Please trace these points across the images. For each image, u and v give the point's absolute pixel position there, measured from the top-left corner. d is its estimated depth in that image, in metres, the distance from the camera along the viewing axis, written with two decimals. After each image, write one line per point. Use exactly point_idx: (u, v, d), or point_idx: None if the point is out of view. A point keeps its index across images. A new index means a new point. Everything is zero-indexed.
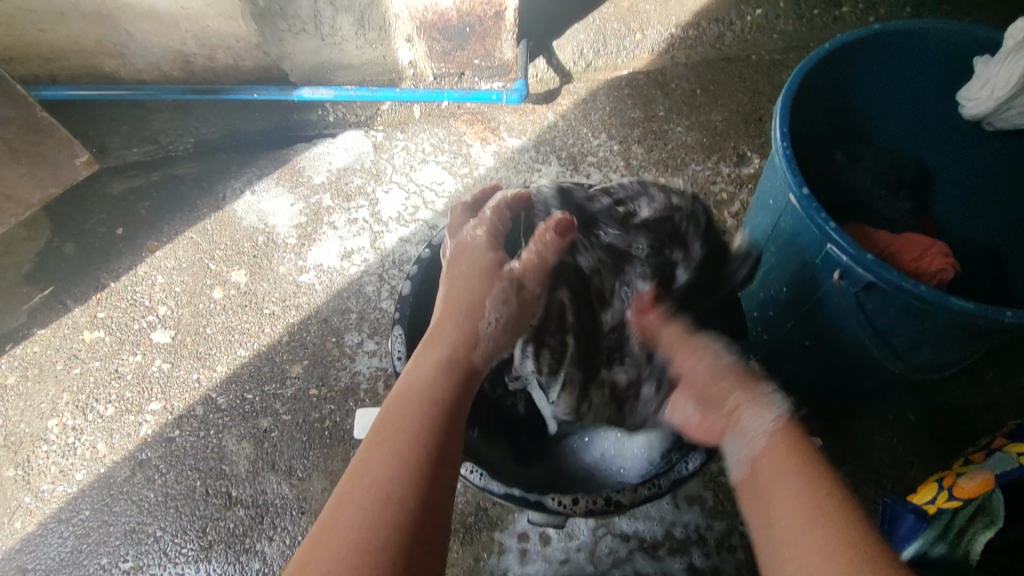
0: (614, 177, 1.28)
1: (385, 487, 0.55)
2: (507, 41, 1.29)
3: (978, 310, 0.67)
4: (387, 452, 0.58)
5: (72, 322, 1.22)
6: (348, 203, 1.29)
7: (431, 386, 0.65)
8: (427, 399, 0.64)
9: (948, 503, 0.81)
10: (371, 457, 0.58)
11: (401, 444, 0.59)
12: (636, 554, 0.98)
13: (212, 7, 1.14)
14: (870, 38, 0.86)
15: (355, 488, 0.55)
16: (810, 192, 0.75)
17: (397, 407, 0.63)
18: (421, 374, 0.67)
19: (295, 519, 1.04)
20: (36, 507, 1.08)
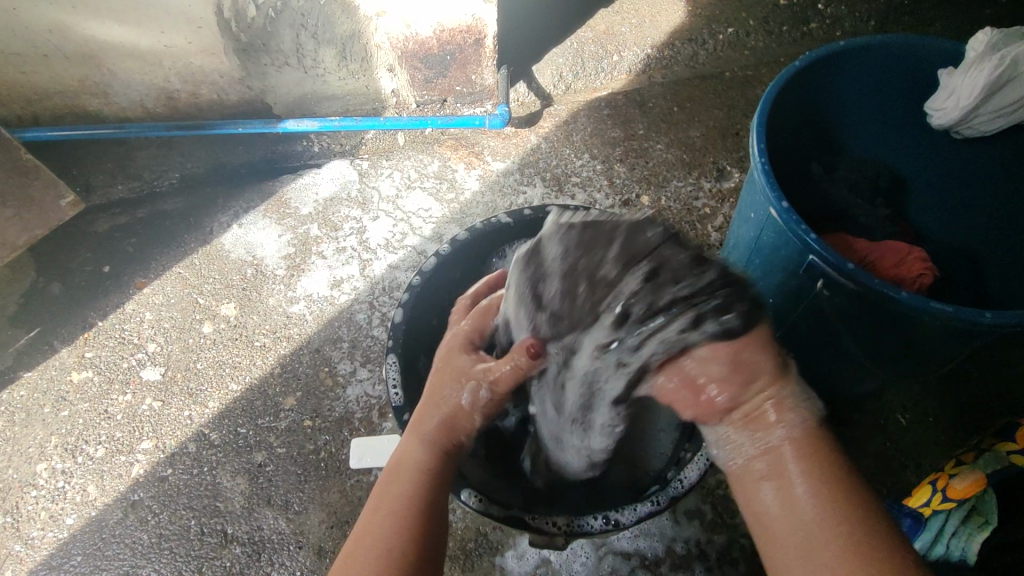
0: (599, 197, 1.30)
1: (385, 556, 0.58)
2: (487, 67, 1.32)
3: (956, 312, 0.68)
4: (386, 517, 0.61)
5: (60, 363, 1.20)
6: (336, 232, 1.30)
7: (424, 454, 0.67)
8: (423, 467, 0.66)
9: (942, 505, 0.82)
10: (360, 545, 0.60)
11: (395, 506, 0.62)
12: (638, 573, 0.97)
13: (194, 43, 1.16)
14: (839, 53, 0.89)
15: (359, 543, 0.60)
16: (789, 205, 0.76)
17: (391, 479, 0.65)
18: (413, 445, 0.68)
19: (293, 554, 1.03)
20: (26, 555, 1.05)
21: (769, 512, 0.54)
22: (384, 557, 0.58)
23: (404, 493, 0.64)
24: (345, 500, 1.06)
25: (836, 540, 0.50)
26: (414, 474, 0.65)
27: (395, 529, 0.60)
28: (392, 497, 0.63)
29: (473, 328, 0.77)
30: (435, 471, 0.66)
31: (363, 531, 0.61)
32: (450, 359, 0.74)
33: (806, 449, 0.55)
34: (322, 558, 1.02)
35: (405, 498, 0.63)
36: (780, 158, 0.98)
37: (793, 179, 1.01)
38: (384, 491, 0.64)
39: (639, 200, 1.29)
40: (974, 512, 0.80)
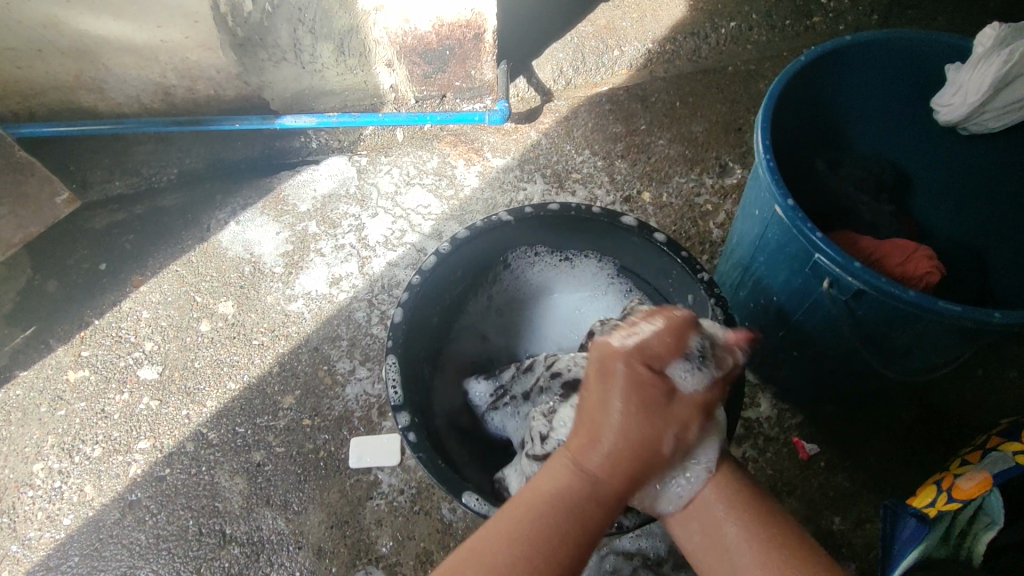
0: (600, 193, 1.29)
1: None
2: (487, 62, 1.30)
3: (965, 312, 0.67)
4: (513, 558, 0.53)
5: (56, 362, 1.19)
6: (334, 229, 1.29)
7: (566, 495, 0.55)
8: (560, 509, 0.55)
9: (948, 506, 0.81)
10: (466, 575, 0.52)
11: (523, 548, 0.53)
12: (640, 573, 0.96)
13: (190, 38, 1.14)
14: (845, 48, 0.87)
15: (474, 560, 0.53)
16: (795, 203, 0.75)
17: (521, 500, 0.56)
18: (561, 475, 0.56)
19: (292, 554, 1.02)
20: (23, 556, 1.05)
21: (715, 547, 0.59)
22: None
23: (544, 535, 0.54)
24: (344, 500, 1.05)
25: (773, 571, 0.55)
26: (555, 506, 0.55)
27: (501, 566, 0.52)
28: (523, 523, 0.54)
29: (631, 366, 0.57)
30: (589, 530, 0.55)
31: (475, 554, 0.53)
32: (608, 391, 0.57)
33: (735, 488, 0.61)
34: (322, 558, 1.01)
35: (538, 551, 0.53)
36: (784, 154, 0.96)
37: (797, 176, 0.99)
38: (511, 521, 0.55)
39: (640, 196, 1.28)
40: (980, 512, 0.79)
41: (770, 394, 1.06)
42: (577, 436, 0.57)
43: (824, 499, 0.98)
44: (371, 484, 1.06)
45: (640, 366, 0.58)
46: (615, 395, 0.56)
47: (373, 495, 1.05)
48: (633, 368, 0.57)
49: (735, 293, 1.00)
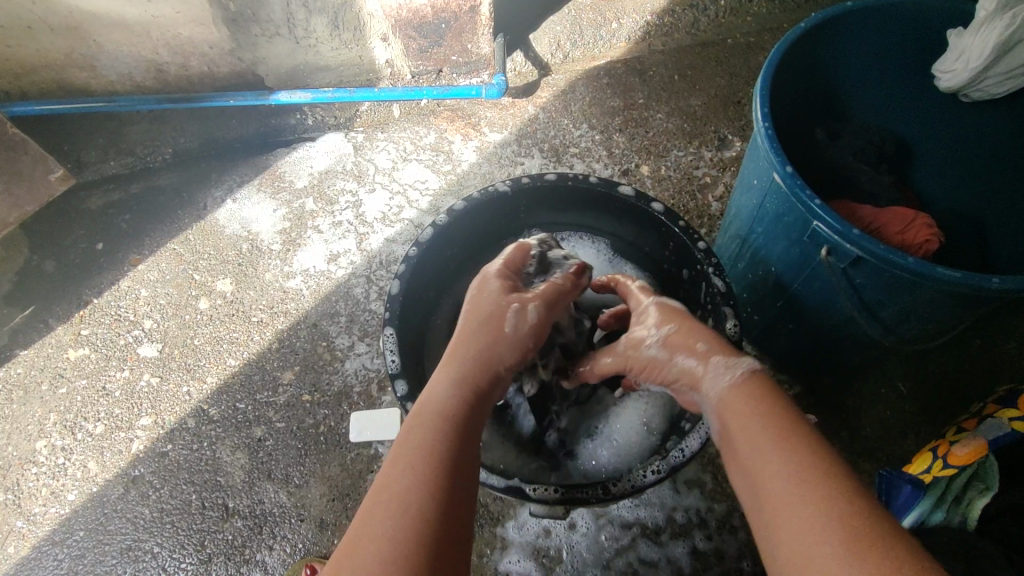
0: (597, 167, 1.28)
1: (400, 535, 0.48)
2: (483, 35, 1.29)
3: (964, 278, 0.67)
4: (411, 477, 0.53)
5: (57, 340, 1.19)
6: (331, 207, 1.28)
7: (448, 398, 0.60)
8: (444, 412, 0.59)
9: (943, 471, 0.81)
10: (376, 506, 0.51)
11: (420, 458, 0.54)
12: (640, 541, 0.98)
13: (183, 14, 1.12)
14: (844, 13, 0.86)
15: (378, 497, 0.52)
16: (793, 169, 0.75)
17: (410, 427, 0.57)
18: (442, 384, 0.62)
19: (295, 527, 1.03)
20: (29, 531, 1.06)
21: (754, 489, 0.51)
22: (400, 536, 0.48)
23: (424, 444, 0.55)
24: (346, 474, 1.06)
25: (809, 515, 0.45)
26: (433, 419, 0.58)
27: (407, 496, 0.51)
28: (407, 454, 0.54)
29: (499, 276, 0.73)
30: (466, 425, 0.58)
31: (382, 485, 0.53)
32: (487, 288, 0.71)
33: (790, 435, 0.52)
34: (323, 531, 1.02)
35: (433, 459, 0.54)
36: (783, 123, 0.95)
37: (797, 146, 0.99)
38: (407, 444, 0.56)
39: (639, 169, 1.27)
40: (975, 478, 0.79)
41: (767, 366, 1.07)
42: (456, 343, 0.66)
43: None
44: (371, 458, 1.07)
45: (493, 277, 0.73)
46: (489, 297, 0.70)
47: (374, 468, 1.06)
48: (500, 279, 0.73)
49: (734, 266, 1.00)
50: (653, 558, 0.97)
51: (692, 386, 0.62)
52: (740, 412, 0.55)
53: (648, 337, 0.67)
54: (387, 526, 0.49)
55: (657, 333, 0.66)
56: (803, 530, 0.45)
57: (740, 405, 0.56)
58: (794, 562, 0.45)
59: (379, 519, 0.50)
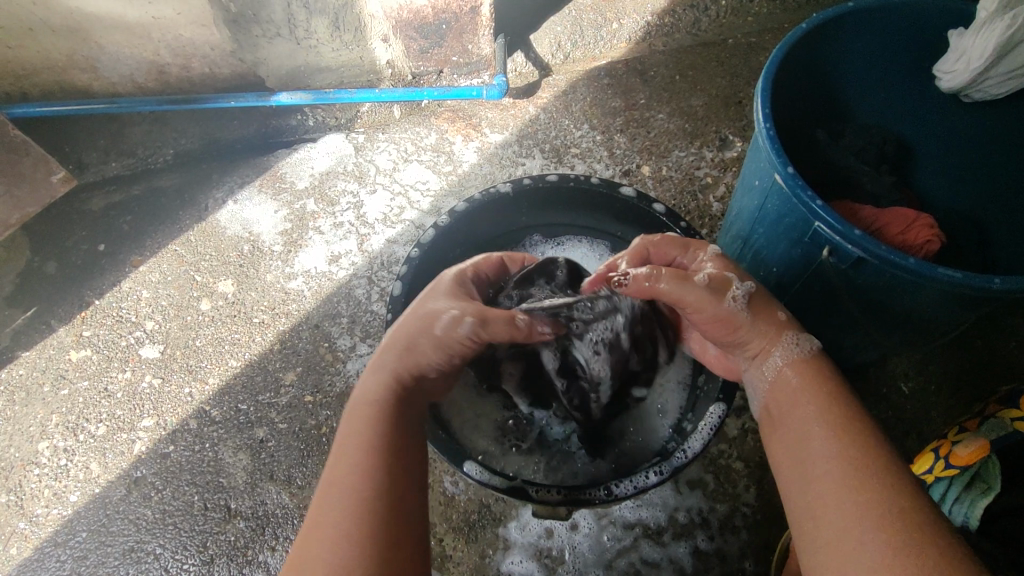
0: (598, 168, 1.28)
1: (352, 525, 0.53)
2: (484, 36, 1.29)
3: (966, 278, 0.67)
4: (354, 466, 0.57)
5: (58, 342, 1.20)
6: (333, 207, 1.28)
7: (384, 387, 0.64)
8: (379, 401, 0.62)
9: (945, 472, 0.83)
10: (328, 499, 0.55)
11: (363, 446, 0.58)
12: (642, 542, 0.98)
13: (184, 15, 1.12)
14: (846, 13, 0.86)
15: (330, 489, 0.56)
16: (794, 170, 0.75)
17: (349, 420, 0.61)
18: (377, 376, 0.64)
19: (297, 528, 1.03)
20: (31, 532, 1.06)
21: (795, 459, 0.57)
22: (350, 526, 0.53)
23: (367, 435, 0.59)
24: None
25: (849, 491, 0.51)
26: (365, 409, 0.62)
27: (355, 486, 0.55)
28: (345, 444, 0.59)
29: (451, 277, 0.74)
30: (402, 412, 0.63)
31: (332, 480, 0.57)
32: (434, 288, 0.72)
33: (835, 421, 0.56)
34: None
35: (374, 446, 0.58)
36: (784, 124, 0.95)
37: (798, 147, 0.99)
38: (351, 437, 0.59)
39: (640, 170, 1.27)
40: (976, 478, 0.80)
41: None
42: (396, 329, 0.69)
43: None
44: None
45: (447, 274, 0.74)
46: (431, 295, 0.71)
47: None
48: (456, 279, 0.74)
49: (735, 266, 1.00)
50: (655, 558, 0.97)
51: (754, 356, 0.66)
52: (787, 392, 0.61)
53: (737, 292, 0.65)
54: (336, 514, 0.54)
55: (744, 288, 0.65)
56: (848, 503, 0.50)
57: (787, 387, 0.62)
58: (823, 514, 0.51)
59: (333, 509, 0.54)
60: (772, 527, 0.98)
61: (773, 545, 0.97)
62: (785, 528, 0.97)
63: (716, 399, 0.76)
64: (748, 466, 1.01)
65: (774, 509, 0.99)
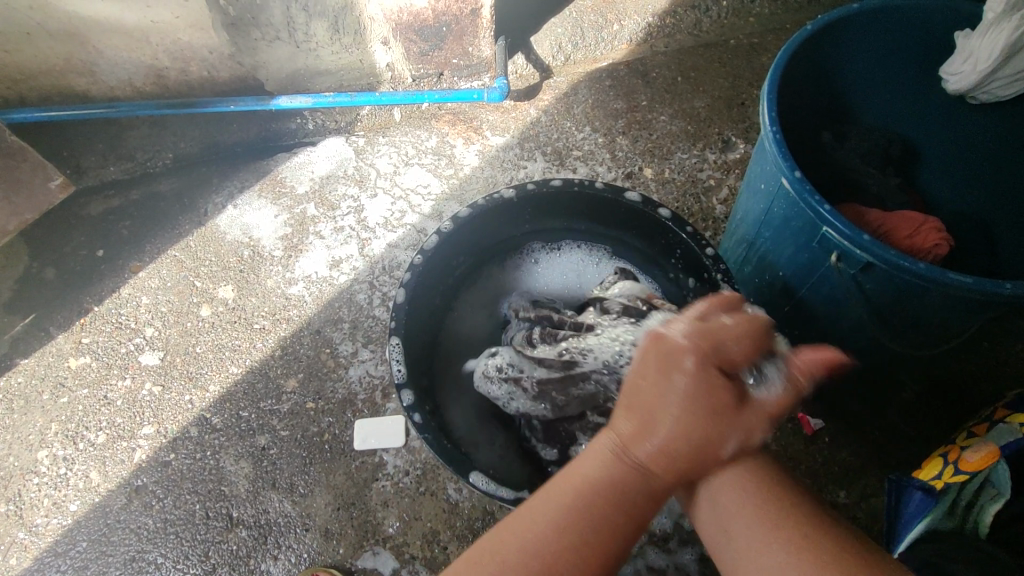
0: (600, 170, 1.27)
1: (514, 572, 0.51)
2: (484, 39, 1.28)
3: (976, 283, 0.66)
4: (556, 530, 0.52)
5: (57, 349, 1.19)
6: (333, 211, 1.27)
7: (604, 469, 0.55)
8: (595, 480, 0.54)
9: (955, 478, 0.82)
10: (512, 525, 0.54)
11: (559, 512, 0.53)
12: (647, 549, 0.97)
13: (182, 19, 1.11)
14: (851, 15, 0.85)
15: (517, 519, 0.54)
16: (802, 174, 0.74)
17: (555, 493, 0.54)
18: (606, 441, 0.56)
19: (299, 536, 1.02)
20: (31, 542, 1.05)
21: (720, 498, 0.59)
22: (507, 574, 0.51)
23: (568, 501, 0.54)
24: (350, 482, 1.05)
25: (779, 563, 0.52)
26: (602, 475, 0.54)
27: (531, 543, 0.52)
28: (555, 488, 0.55)
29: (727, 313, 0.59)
30: (619, 498, 0.54)
31: (518, 517, 0.54)
32: (693, 331, 0.56)
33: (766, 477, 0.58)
34: (328, 540, 1.02)
35: (571, 511, 0.53)
36: (788, 127, 0.94)
37: (804, 150, 0.98)
38: (547, 494, 0.55)
39: (642, 172, 1.26)
40: (987, 483, 0.79)
41: None
42: (639, 392, 0.56)
43: (828, 472, 0.99)
44: (375, 466, 1.05)
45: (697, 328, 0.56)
46: (668, 350, 0.55)
47: (378, 477, 1.05)
48: (700, 329, 0.56)
49: (740, 269, 0.99)
50: (661, 566, 0.96)
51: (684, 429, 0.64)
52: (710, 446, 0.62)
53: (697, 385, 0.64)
54: (513, 555, 0.52)
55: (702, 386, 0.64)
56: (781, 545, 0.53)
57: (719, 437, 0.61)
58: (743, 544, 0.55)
59: (505, 551, 0.52)
60: None
61: None
62: None
63: None
64: None
65: None
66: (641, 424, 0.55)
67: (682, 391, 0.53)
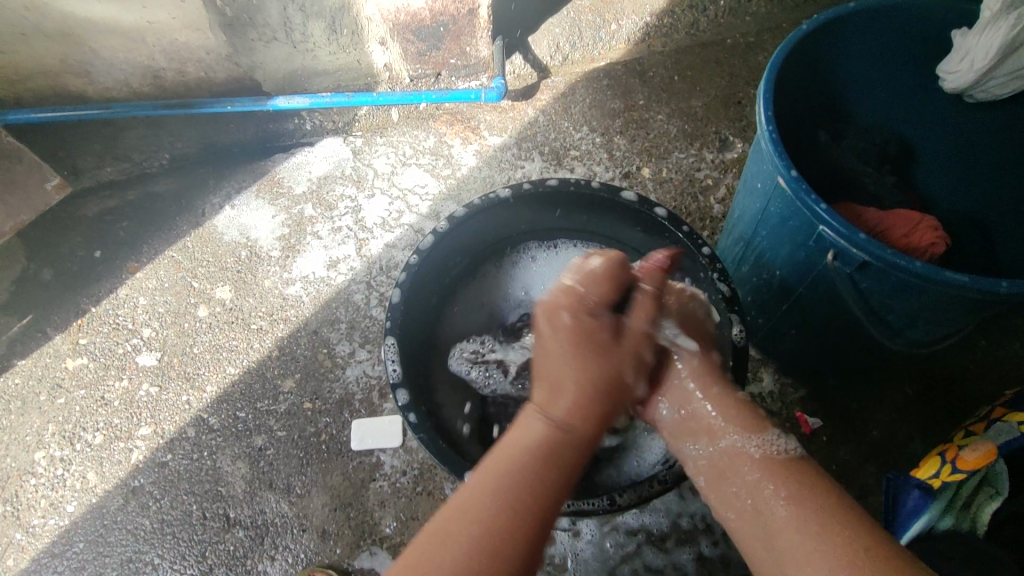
0: (598, 170, 1.27)
1: (469, 568, 0.50)
2: (481, 38, 1.28)
3: (973, 282, 0.66)
4: (500, 521, 0.53)
5: (54, 350, 1.18)
6: (331, 212, 1.27)
7: (537, 447, 0.59)
8: (534, 456, 0.58)
9: (952, 477, 0.81)
10: (458, 521, 0.53)
11: (501, 506, 0.54)
12: (644, 549, 0.97)
13: (178, 20, 1.11)
14: (848, 14, 0.85)
15: (460, 519, 0.53)
16: (798, 173, 0.74)
17: (497, 460, 0.58)
18: (534, 430, 0.61)
19: (296, 537, 1.02)
20: (28, 543, 1.05)
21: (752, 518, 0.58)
22: (465, 574, 0.50)
23: (509, 493, 0.55)
24: (347, 483, 1.05)
25: (815, 535, 0.53)
26: (536, 462, 0.58)
27: (483, 532, 0.52)
28: (490, 487, 0.55)
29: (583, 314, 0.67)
30: (550, 492, 0.57)
31: (461, 512, 0.54)
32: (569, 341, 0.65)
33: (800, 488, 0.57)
34: (325, 540, 1.02)
35: (518, 509, 0.54)
36: (786, 126, 0.94)
37: (801, 149, 0.98)
38: (495, 483, 0.56)
39: (640, 172, 1.26)
40: (985, 482, 0.79)
41: (772, 368, 1.06)
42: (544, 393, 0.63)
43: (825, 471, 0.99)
44: (373, 466, 1.05)
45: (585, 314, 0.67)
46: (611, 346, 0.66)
47: (375, 477, 1.04)
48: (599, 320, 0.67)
49: (737, 269, 0.99)
50: (658, 565, 0.96)
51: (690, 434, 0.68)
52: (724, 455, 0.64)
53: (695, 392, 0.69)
54: (460, 552, 0.51)
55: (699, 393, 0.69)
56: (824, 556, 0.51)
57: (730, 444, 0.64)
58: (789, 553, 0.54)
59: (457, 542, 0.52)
60: None
61: None
62: None
63: None
64: None
65: None
66: (578, 428, 0.61)
67: (538, 432, 0.60)
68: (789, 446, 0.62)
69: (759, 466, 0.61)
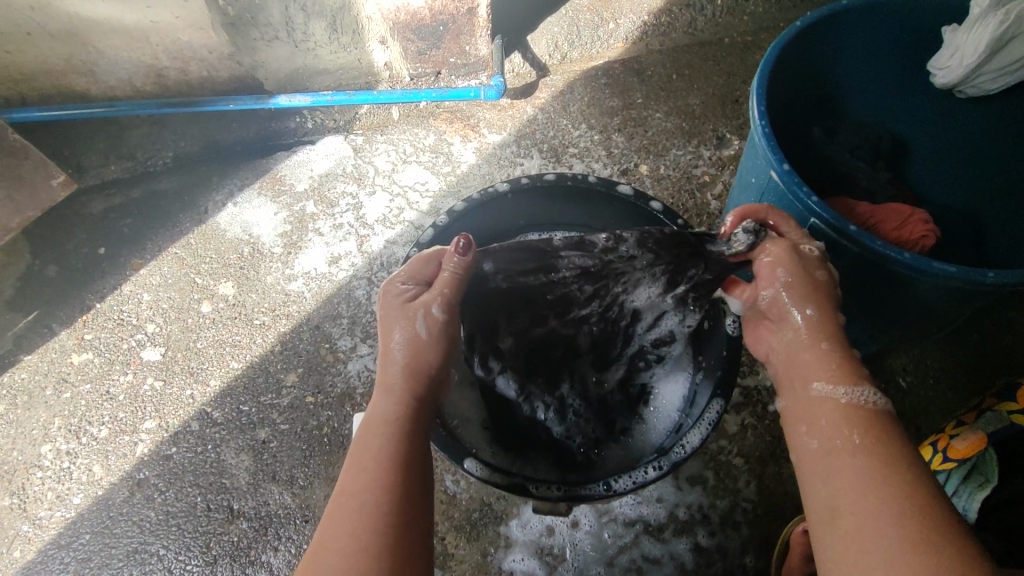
0: (596, 167, 1.29)
1: (360, 534, 0.55)
2: (480, 37, 1.29)
3: (960, 272, 0.67)
4: (373, 483, 0.58)
5: (60, 346, 1.20)
6: (332, 209, 1.29)
7: (391, 410, 0.64)
8: (388, 421, 0.64)
9: (944, 465, 0.84)
10: (344, 497, 0.58)
11: (377, 469, 0.59)
12: (642, 538, 0.98)
13: (181, 19, 1.13)
14: (840, 11, 0.86)
15: (341, 499, 0.58)
16: (790, 166, 0.75)
17: (361, 439, 0.63)
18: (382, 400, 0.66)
19: (299, 528, 1.04)
20: (35, 535, 1.06)
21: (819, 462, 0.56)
22: (358, 547, 0.54)
23: (380, 449, 0.61)
24: None
25: (876, 505, 0.50)
26: (386, 427, 0.63)
27: (363, 498, 0.57)
28: (364, 459, 0.60)
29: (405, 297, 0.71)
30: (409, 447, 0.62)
31: (341, 492, 0.59)
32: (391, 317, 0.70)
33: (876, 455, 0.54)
34: None
35: (393, 465, 0.60)
36: (780, 122, 0.96)
37: (796, 143, 0.99)
38: (361, 455, 0.61)
39: (638, 169, 1.28)
40: (975, 470, 0.80)
41: None
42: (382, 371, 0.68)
43: None
44: None
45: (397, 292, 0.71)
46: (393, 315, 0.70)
47: None
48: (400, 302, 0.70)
49: None
50: (656, 555, 0.97)
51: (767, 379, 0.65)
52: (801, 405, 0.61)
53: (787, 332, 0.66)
54: (349, 527, 0.56)
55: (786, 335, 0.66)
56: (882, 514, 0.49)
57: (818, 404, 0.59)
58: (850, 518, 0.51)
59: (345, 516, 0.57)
60: (772, 523, 0.98)
61: (774, 540, 0.97)
62: (785, 524, 0.98)
63: (715, 395, 0.77)
64: (749, 462, 1.01)
65: (775, 504, 0.99)
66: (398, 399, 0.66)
67: (388, 406, 0.65)
68: (881, 400, 0.57)
69: (841, 414, 0.57)
